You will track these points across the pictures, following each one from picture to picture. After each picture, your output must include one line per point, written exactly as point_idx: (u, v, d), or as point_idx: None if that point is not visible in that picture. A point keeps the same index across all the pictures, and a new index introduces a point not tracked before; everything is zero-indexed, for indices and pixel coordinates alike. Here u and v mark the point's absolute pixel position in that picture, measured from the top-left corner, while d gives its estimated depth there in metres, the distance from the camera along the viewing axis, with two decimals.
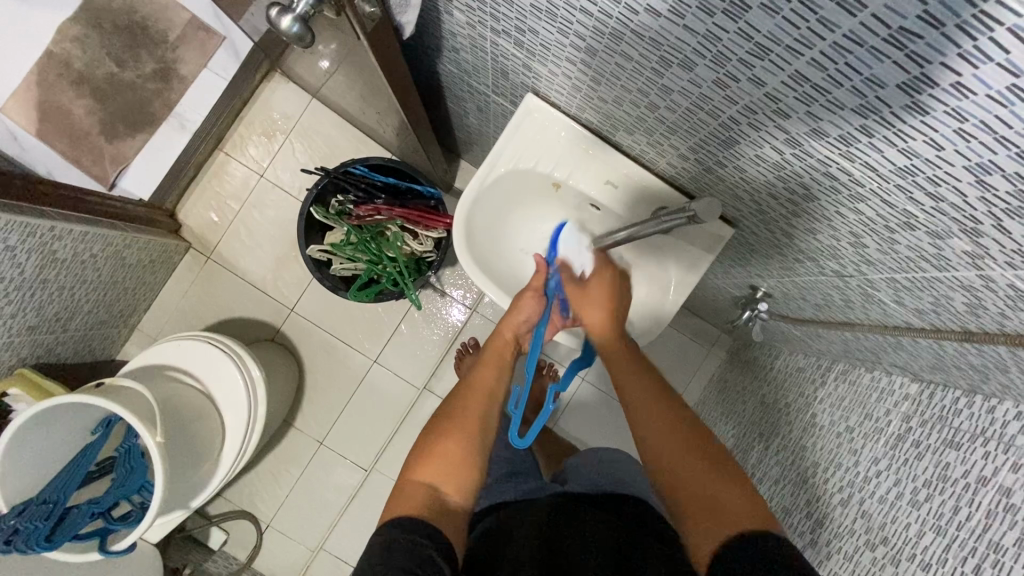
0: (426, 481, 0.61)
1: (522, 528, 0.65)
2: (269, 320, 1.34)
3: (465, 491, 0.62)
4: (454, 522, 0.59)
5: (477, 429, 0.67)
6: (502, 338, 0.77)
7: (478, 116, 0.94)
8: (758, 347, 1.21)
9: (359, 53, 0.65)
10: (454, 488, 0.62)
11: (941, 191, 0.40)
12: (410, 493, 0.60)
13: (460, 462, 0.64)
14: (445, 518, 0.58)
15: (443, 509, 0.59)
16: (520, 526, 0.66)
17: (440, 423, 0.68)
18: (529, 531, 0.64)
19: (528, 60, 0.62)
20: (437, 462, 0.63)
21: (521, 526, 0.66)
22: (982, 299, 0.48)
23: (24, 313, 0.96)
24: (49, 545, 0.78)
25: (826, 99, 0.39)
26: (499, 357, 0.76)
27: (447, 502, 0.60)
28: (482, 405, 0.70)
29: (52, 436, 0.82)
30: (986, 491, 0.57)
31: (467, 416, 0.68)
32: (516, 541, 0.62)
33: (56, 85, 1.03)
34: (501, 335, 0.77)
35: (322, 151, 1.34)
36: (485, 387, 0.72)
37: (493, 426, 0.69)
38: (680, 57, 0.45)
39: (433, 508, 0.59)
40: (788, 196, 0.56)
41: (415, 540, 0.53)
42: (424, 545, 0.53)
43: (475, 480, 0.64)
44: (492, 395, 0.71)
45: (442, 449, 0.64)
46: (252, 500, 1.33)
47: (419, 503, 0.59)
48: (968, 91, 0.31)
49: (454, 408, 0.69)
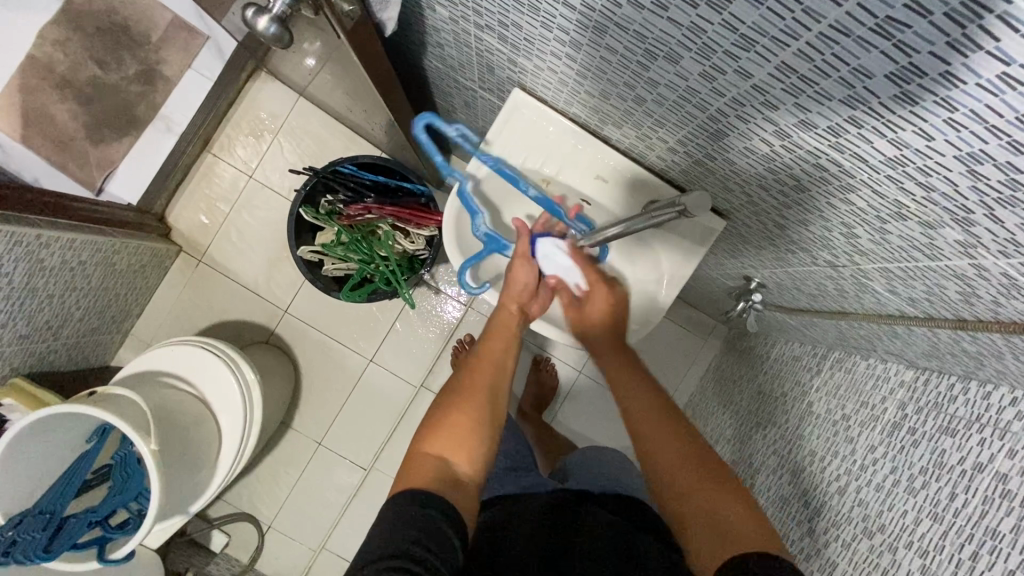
0: (436, 455, 0.59)
1: (517, 541, 0.62)
2: (263, 322, 1.34)
3: (476, 463, 0.60)
4: (461, 493, 0.57)
5: (487, 402, 0.65)
6: (507, 310, 0.75)
7: (466, 112, 0.92)
8: (754, 336, 1.20)
9: (341, 51, 0.64)
10: (463, 460, 0.60)
11: (932, 181, 0.39)
12: (419, 464, 0.59)
13: (471, 433, 0.62)
14: (456, 491, 0.57)
15: (454, 484, 0.58)
16: (514, 536, 0.63)
17: (450, 396, 0.65)
18: (522, 543, 0.61)
19: (514, 54, 0.61)
20: (447, 437, 0.61)
21: (516, 538, 0.62)
22: (976, 288, 0.47)
23: (13, 323, 0.95)
24: (47, 555, 0.78)
25: (814, 90, 0.38)
26: (505, 327, 0.74)
27: (458, 476, 0.59)
28: (489, 380, 0.68)
29: (46, 444, 0.81)
30: (982, 478, 0.57)
31: (477, 391, 0.65)
32: (510, 557, 0.59)
33: (40, 88, 1.00)
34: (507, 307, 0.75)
35: (311, 151, 1.33)
36: (493, 362, 0.69)
37: (503, 402, 0.67)
38: (665, 50, 0.44)
39: (443, 480, 0.57)
40: (779, 187, 0.55)
41: (423, 512, 0.53)
42: (434, 518, 0.52)
43: (487, 452, 0.62)
44: (500, 370, 0.69)
45: (450, 422, 0.62)
46: (253, 502, 1.33)
47: (429, 475, 0.57)
48: (958, 81, 0.30)
49: (459, 383, 0.67)
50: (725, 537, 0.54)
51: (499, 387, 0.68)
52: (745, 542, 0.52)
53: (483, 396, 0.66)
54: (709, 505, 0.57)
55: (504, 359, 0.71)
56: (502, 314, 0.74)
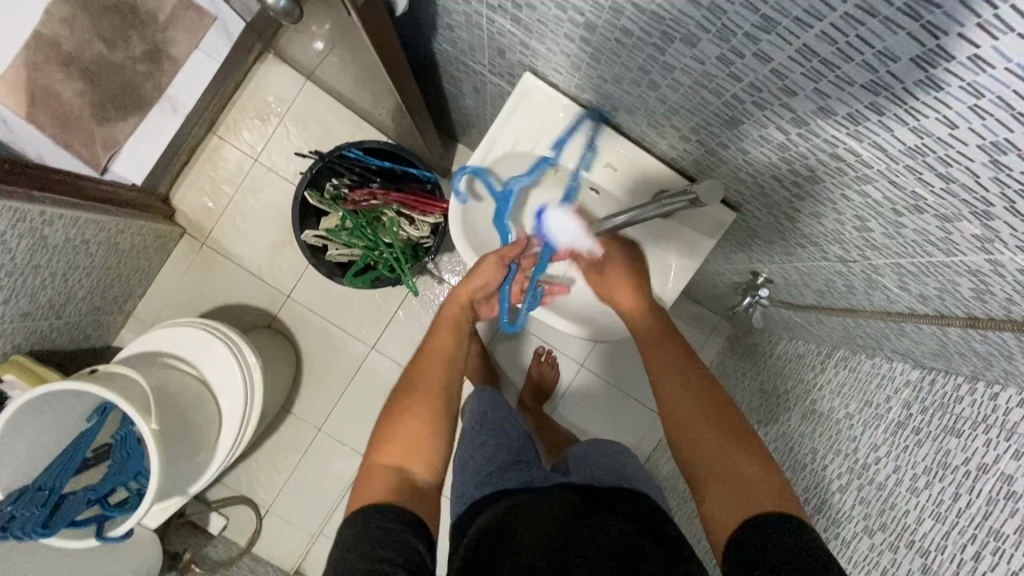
0: (393, 463, 0.61)
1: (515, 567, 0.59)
2: (266, 307, 1.33)
3: (433, 468, 0.62)
4: (421, 501, 0.59)
5: (439, 403, 0.67)
6: (455, 308, 0.79)
7: (474, 98, 0.92)
8: (758, 333, 1.20)
9: (351, 30, 0.64)
10: (419, 466, 0.62)
11: (952, 172, 0.38)
12: (375, 473, 0.60)
13: (423, 439, 0.64)
14: (415, 499, 0.58)
15: (414, 490, 0.59)
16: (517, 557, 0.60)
17: (401, 402, 0.67)
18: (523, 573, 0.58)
19: (526, 37, 0.60)
20: (400, 444, 0.62)
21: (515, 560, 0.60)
22: (989, 285, 0.47)
23: (16, 300, 0.94)
24: (46, 531, 0.77)
25: (835, 75, 0.37)
26: (455, 322, 0.79)
27: (417, 483, 0.60)
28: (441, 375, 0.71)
29: (43, 422, 0.81)
30: (987, 478, 0.56)
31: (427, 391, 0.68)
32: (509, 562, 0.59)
33: (46, 67, 1.00)
34: (454, 304, 0.79)
35: (317, 135, 1.32)
36: (443, 357, 0.73)
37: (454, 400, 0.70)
38: (683, 32, 0.43)
39: (404, 488, 0.59)
40: (791, 177, 0.54)
41: (391, 528, 0.53)
42: (406, 533, 0.53)
43: (440, 456, 0.64)
44: (450, 367, 0.72)
45: (404, 429, 0.64)
46: (252, 486, 1.33)
47: (389, 484, 0.58)
48: (985, 65, 0.29)
49: (407, 384, 0.69)
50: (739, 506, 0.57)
51: (449, 384, 0.71)
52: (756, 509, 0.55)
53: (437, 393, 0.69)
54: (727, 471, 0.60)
55: (455, 356, 0.74)
56: (454, 304, 0.79)
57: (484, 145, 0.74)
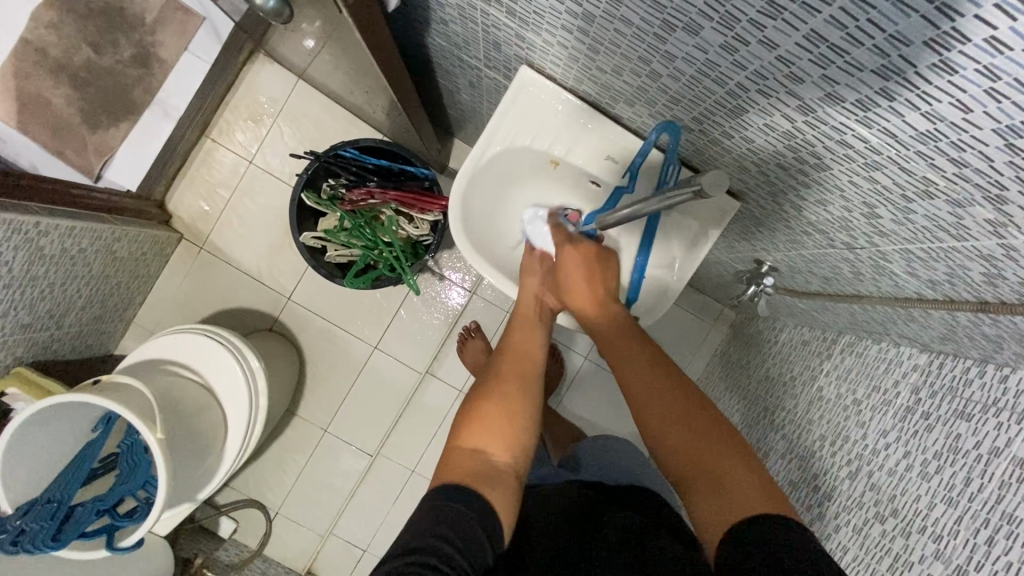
0: (470, 446, 0.60)
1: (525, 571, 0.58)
2: (266, 309, 1.33)
3: (510, 451, 0.60)
4: (498, 487, 0.57)
5: (519, 387, 0.66)
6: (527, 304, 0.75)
7: (471, 92, 0.90)
8: (762, 321, 1.19)
9: (343, 28, 0.63)
10: (498, 449, 0.60)
11: (965, 157, 0.37)
12: (457, 458, 0.59)
13: (503, 424, 0.62)
14: (492, 483, 0.57)
15: (493, 477, 0.57)
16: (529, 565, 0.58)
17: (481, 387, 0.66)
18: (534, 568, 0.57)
19: (521, 30, 0.59)
20: (480, 428, 0.61)
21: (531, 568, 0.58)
22: (1002, 269, 0.46)
23: (16, 312, 0.94)
24: (57, 544, 0.77)
25: (844, 60, 0.36)
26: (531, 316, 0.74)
27: (495, 468, 0.58)
28: (519, 367, 0.68)
29: (48, 436, 0.80)
30: (999, 462, 0.56)
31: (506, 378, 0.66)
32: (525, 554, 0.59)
33: (33, 74, 0.99)
34: (526, 299, 0.75)
35: (312, 135, 1.30)
36: (521, 348, 0.71)
37: (536, 385, 0.67)
38: (684, 20, 0.42)
39: (479, 473, 0.57)
40: (798, 165, 0.53)
41: (458, 510, 0.52)
42: (469, 518, 0.52)
43: (523, 446, 0.62)
44: (530, 353, 0.70)
45: (486, 411, 0.62)
46: (260, 488, 1.33)
47: (465, 468, 0.57)
48: (1003, 48, 0.28)
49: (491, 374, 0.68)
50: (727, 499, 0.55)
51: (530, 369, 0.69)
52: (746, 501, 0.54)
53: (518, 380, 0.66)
54: (711, 467, 0.58)
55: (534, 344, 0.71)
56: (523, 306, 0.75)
57: (485, 136, 0.73)
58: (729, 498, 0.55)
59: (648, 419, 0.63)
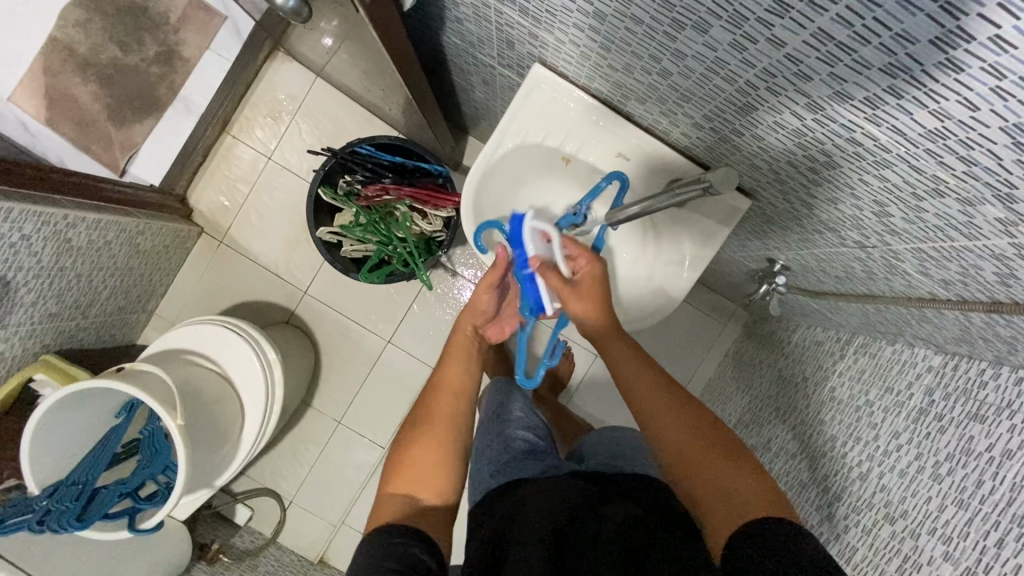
0: (403, 493, 0.63)
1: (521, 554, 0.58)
2: (283, 303, 1.35)
3: (440, 489, 0.64)
4: (432, 524, 0.61)
5: (448, 430, 0.69)
6: (463, 333, 0.82)
7: (485, 90, 0.91)
8: (775, 320, 1.18)
9: (359, 27, 0.64)
10: (428, 490, 0.63)
11: (974, 154, 0.37)
12: (386, 504, 0.62)
13: (433, 468, 0.65)
14: (427, 523, 0.60)
15: (424, 515, 0.61)
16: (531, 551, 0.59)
17: (412, 431, 0.69)
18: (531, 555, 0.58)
19: (534, 28, 0.60)
20: (411, 473, 0.64)
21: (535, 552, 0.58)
22: (1014, 269, 0.45)
23: (44, 301, 0.97)
24: (82, 524, 0.80)
25: (852, 58, 0.36)
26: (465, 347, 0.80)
27: (427, 508, 0.62)
28: (452, 404, 0.72)
29: (71, 423, 0.83)
30: (1012, 464, 0.56)
31: (436, 420, 0.69)
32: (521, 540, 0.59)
33: (62, 71, 1.03)
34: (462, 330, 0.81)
35: (329, 132, 1.32)
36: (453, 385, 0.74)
37: (464, 424, 0.71)
38: (693, 19, 0.43)
39: (412, 514, 0.60)
40: (809, 163, 0.53)
41: (399, 542, 0.54)
42: (408, 546, 0.54)
43: (454, 481, 0.66)
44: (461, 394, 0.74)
45: (413, 459, 0.65)
46: (275, 478, 1.36)
47: (394, 512, 0.60)
48: (1008, 46, 0.28)
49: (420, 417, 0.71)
50: (734, 506, 0.58)
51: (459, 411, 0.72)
52: (748, 505, 0.57)
53: (447, 424, 0.70)
54: (718, 476, 0.61)
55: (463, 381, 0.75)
56: (459, 337, 0.81)
57: (497, 133, 0.74)
58: (732, 501, 0.58)
59: (661, 434, 0.65)
